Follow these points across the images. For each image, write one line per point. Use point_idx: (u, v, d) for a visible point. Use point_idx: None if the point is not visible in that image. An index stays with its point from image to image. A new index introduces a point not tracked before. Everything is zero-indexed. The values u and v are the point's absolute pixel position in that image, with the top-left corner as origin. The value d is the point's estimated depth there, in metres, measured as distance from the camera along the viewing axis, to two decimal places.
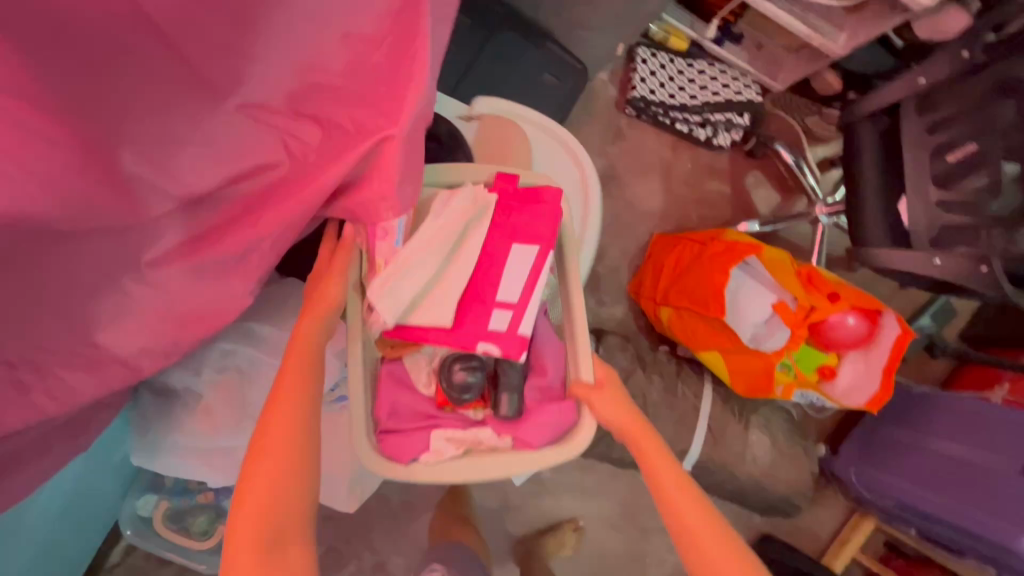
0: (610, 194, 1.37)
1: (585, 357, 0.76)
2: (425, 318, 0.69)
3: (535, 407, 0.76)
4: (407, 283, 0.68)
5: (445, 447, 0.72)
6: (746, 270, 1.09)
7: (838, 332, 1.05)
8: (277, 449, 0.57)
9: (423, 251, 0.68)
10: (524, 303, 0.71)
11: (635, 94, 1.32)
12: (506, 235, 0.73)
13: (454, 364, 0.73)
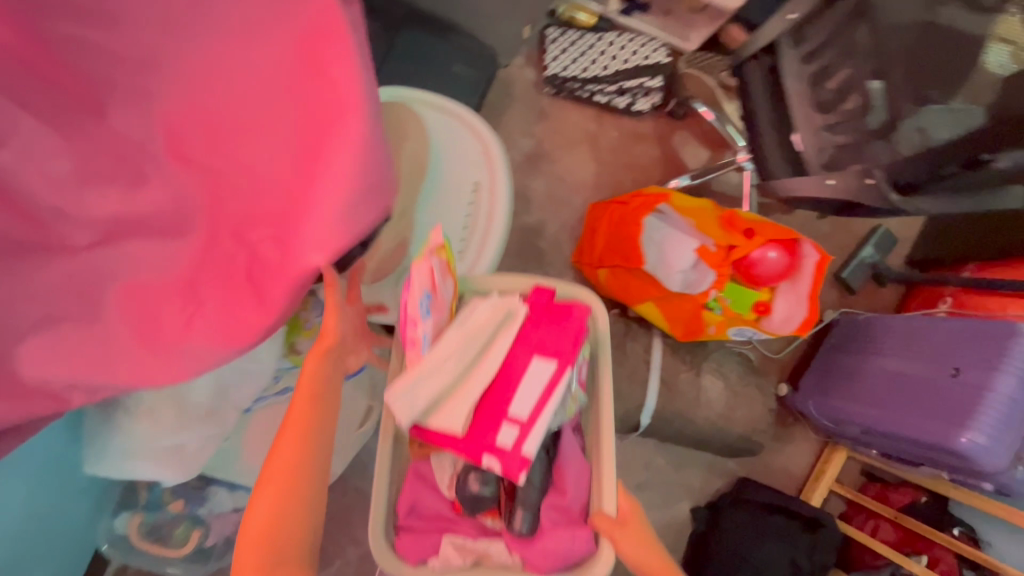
0: (542, 172, 1.42)
1: (609, 491, 0.78)
2: (440, 424, 0.73)
3: (548, 529, 0.76)
4: (424, 388, 0.72)
5: (454, 554, 0.78)
6: (663, 219, 1.14)
7: (763, 267, 1.09)
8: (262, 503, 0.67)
9: (441, 348, 0.72)
10: (531, 421, 0.71)
11: (550, 73, 1.39)
12: (530, 347, 0.76)
13: (471, 474, 0.80)
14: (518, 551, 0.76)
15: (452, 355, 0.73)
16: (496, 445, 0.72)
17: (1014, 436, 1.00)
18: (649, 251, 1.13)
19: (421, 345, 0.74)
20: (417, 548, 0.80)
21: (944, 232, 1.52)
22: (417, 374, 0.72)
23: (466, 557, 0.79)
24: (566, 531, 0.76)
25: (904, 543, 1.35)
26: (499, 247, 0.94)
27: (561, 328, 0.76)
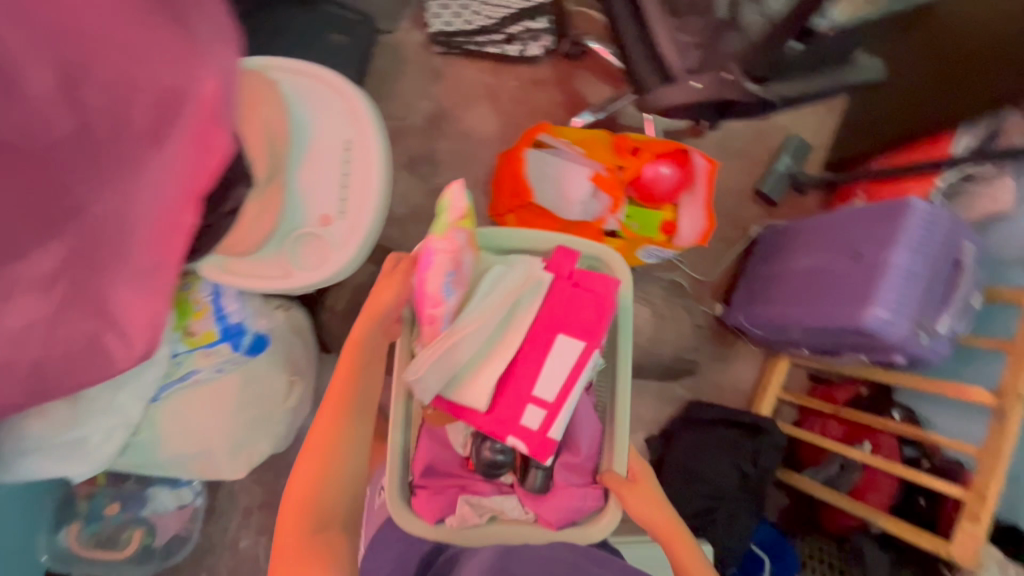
0: (447, 132, 1.42)
1: (620, 450, 1.00)
2: (468, 397, 0.89)
3: (559, 487, 0.97)
4: (453, 357, 0.85)
5: (471, 511, 0.95)
6: (550, 149, 1.14)
7: (656, 182, 1.12)
8: (315, 454, 0.79)
9: (464, 332, 0.85)
10: (556, 405, 0.89)
11: (434, 30, 1.38)
12: (556, 325, 0.92)
13: (484, 443, 0.94)
14: (532, 507, 0.95)
15: (482, 332, 0.87)
16: (522, 422, 0.90)
17: (916, 303, 1.02)
18: (539, 184, 1.12)
19: (441, 323, 0.84)
20: (435, 507, 0.96)
21: (852, 131, 1.54)
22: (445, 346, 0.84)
23: (484, 513, 0.96)
24: (573, 488, 0.97)
25: (849, 434, 1.38)
26: (381, 199, 0.95)
27: (586, 306, 0.93)
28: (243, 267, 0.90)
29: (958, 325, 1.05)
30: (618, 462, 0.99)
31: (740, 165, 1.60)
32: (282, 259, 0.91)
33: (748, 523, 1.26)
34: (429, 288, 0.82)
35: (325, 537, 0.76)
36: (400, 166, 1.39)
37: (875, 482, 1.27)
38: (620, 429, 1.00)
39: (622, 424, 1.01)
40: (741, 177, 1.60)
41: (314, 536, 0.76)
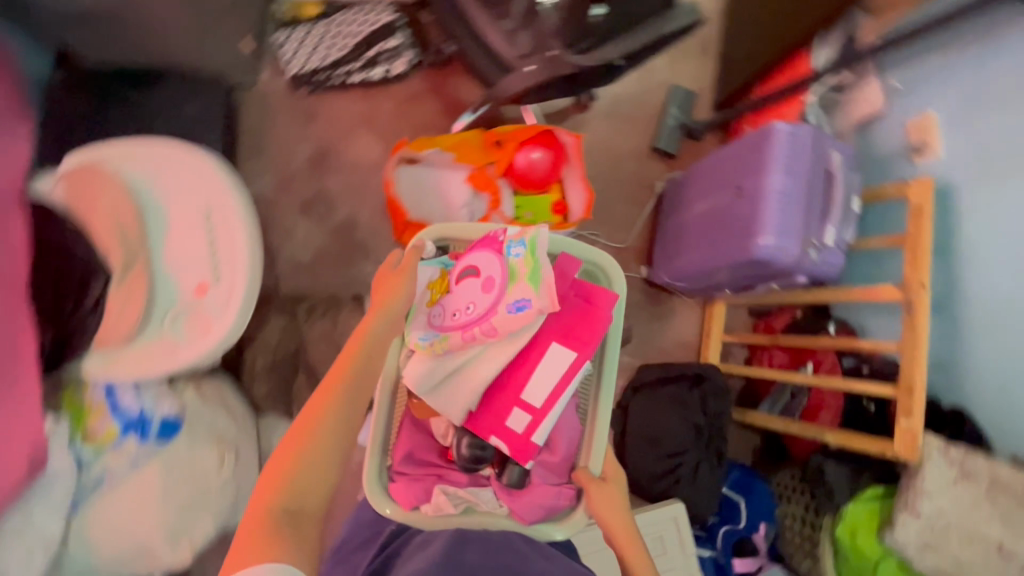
0: (334, 167, 1.42)
1: (598, 450, 0.95)
2: (456, 402, 0.91)
3: (535, 483, 0.93)
4: (470, 375, 0.91)
5: (446, 499, 0.90)
6: (422, 162, 1.14)
7: (531, 169, 1.13)
8: (309, 441, 0.70)
9: (485, 359, 0.91)
10: (544, 412, 0.90)
11: (293, 71, 1.39)
12: (554, 331, 0.92)
13: (467, 438, 0.93)
14: (507, 501, 0.90)
15: (494, 357, 0.91)
16: (510, 426, 0.91)
17: (798, 222, 1.05)
18: (421, 202, 1.14)
19: (468, 340, 0.89)
20: (411, 495, 0.92)
21: (731, 68, 1.57)
22: (464, 368, 0.91)
23: (459, 503, 0.90)
24: (550, 485, 0.93)
25: (793, 359, 1.40)
26: (253, 257, 0.94)
27: (587, 318, 0.92)
28: (128, 357, 0.87)
29: (843, 234, 1.08)
30: (594, 462, 0.94)
31: (632, 128, 1.61)
32: (166, 339, 0.89)
33: (711, 471, 1.29)
34: (502, 327, 0.88)
35: (293, 524, 0.65)
36: (295, 212, 1.39)
37: (823, 401, 1.28)
38: (599, 431, 0.96)
39: (603, 426, 0.96)
40: (636, 139, 1.61)
41: (281, 522, 0.65)
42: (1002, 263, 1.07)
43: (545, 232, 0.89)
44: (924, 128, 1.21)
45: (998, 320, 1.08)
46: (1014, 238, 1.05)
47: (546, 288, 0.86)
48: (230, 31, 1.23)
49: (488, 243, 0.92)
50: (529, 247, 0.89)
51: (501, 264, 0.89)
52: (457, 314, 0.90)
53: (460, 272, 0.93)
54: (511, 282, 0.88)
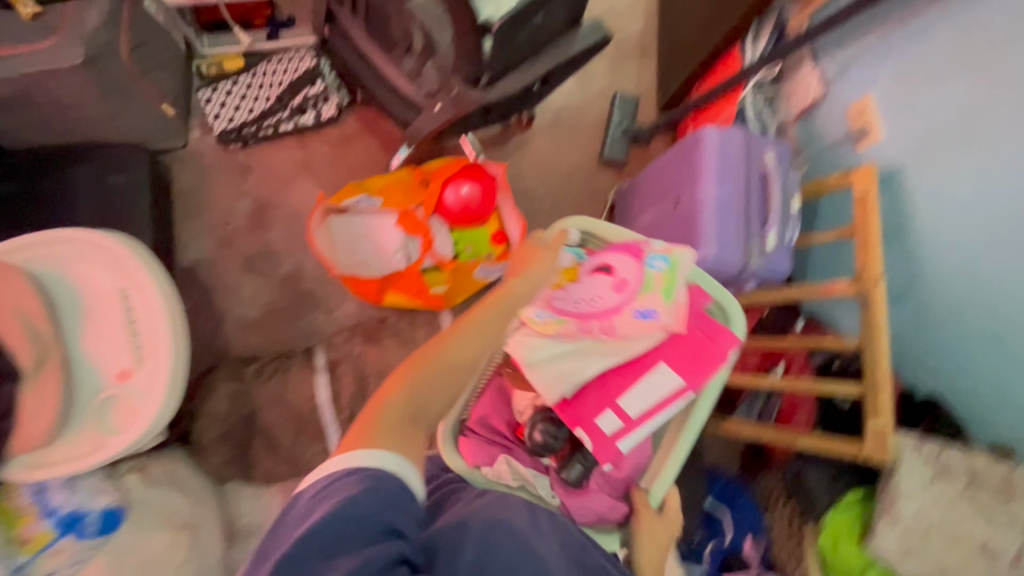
0: (275, 219, 1.38)
1: (664, 478, 0.94)
2: (551, 383, 0.91)
3: (593, 489, 0.98)
4: (563, 362, 0.91)
5: (506, 471, 0.93)
6: (351, 211, 1.12)
7: (461, 205, 1.10)
8: (429, 371, 0.66)
9: (591, 354, 0.92)
10: (638, 421, 0.92)
11: (219, 130, 1.34)
12: (666, 353, 0.92)
13: (543, 425, 0.98)
14: (563, 495, 0.97)
15: (588, 356, 0.92)
16: (598, 425, 0.92)
17: (736, 228, 1.02)
18: (354, 249, 1.12)
19: (574, 333, 0.90)
20: (476, 455, 0.94)
21: (672, 68, 1.53)
22: (561, 351, 0.91)
23: (516, 480, 0.93)
24: (608, 496, 0.98)
25: (765, 360, 1.35)
26: (175, 335, 0.91)
27: (706, 349, 0.92)
28: (53, 456, 0.87)
29: (786, 234, 1.04)
30: (659, 485, 0.94)
31: (578, 140, 1.57)
32: (93, 434, 0.87)
33: (692, 488, 1.24)
34: (621, 330, 0.90)
35: (403, 433, 0.62)
36: (239, 270, 1.35)
37: (797, 403, 1.24)
38: (669, 460, 0.95)
39: (677, 459, 0.94)
40: (583, 151, 1.57)
41: (393, 423, 0.62)
42: (954, 244, 1.03)
43: (688, 257, 0.90)
44: (864, 111, 1.18)
45: (957, 302, 1.05)
46: (960, 217, 1.01)
47: (676, 307, 0.89)
48: (148, 96, 1.19)
49: (629, 248, 0.93)
50: (670, 261, 0.90)
51: (639, 271, 0.90)
52: (582, 303, 0.91)
53: (590, 265, 0.93)
54: (644, 291, 0.89)
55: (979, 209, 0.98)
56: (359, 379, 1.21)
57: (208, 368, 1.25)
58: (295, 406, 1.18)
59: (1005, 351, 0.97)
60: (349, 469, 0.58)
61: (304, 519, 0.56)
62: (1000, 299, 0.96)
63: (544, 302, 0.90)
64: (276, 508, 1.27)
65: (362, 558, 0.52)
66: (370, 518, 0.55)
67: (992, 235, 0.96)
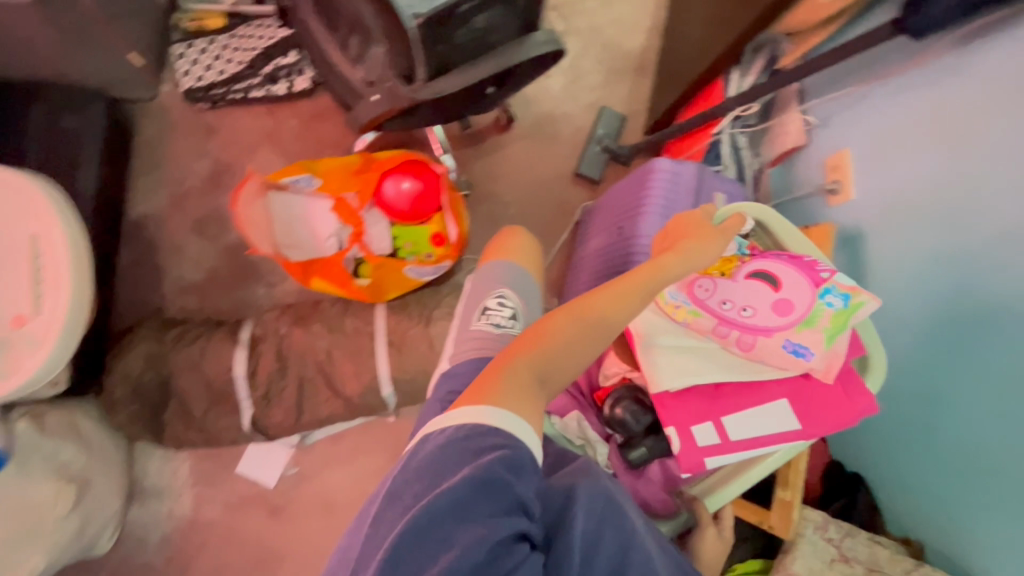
0: (231, 185, 1.36)
1: (721, 496, 0.92)
2: (671, 377, 0.89)
3: (654, 475, 0.98)
4: (681, 358, 0.90)
5: (575, 428, 1.00)
6: (286, 191, 1.09)
7: (397, 199, 1.07)
8: (579, 332, 0.64)
9: (710, 358, 0.90)
10: (732, 444, 0.87)
11: (188, 88, 1.33)
12: (793, 392, 0.88)
13: (628, 403, 0.94)
14: (614, 462, 0.99)
15: (708, 359, 0.90)
16: (697, 436, 0.88)
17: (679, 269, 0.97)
18: (285, 229, 1.10)
19: (701, 330, 0.91)
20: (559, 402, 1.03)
21: (665, 88, 1.47)
22: (680, 346, 0.91)
23: (579, 437, 0.99)
24: (661, 491, 0.97)
25: None
26: (77, 292, 0.90)
27: (847, 406, 0.85)
28: None
29: None
30: (718, 497, 0.92)
31: (557, 151, 1.53)
32: None
33: None
34: (760, 352, 0.88)
35: (525, 393, 0.61)
36: (187, 230, 1.34)
37: None
38: (734, 483, 0.91)
39: (740, 484, 0.91)
40: (560, 163, 1.53)
41: (521, 373, 0.62)
42: (911, 312, 0.96)
43: (873, 306, 0.83)
44: (839, 166, 1.11)
45: (901, 375, 0.98)
46: (915, 287, 0.95)
47: (832, 353, 0.85)
48: (112, 42, 1.17)
49: (804, 267, 0.89)
50: (848, 304, 0.84)
51: (809, 301, 0.87)
52: (724, 303, 0.90)
53: (749, 271, 0.91)
54: (804, 325, 0.86)
55: (935, 277, 0.91)
56: (280, 359, 1.19)
57: (135, 324, 1.24)
58: (208, 377, 1.17)
59: (944, 434, 0.89)
60: (487, 428, 0.58)
61: (437, 472, 0.56)
62: (944, 376, 0.89)
63: (686, 290, 0.92)
64: (183, 473, 1.26)
65: (490, 528, 0.52)
66: (500, 483, 0.54)
67: (944, 302, 0.90)
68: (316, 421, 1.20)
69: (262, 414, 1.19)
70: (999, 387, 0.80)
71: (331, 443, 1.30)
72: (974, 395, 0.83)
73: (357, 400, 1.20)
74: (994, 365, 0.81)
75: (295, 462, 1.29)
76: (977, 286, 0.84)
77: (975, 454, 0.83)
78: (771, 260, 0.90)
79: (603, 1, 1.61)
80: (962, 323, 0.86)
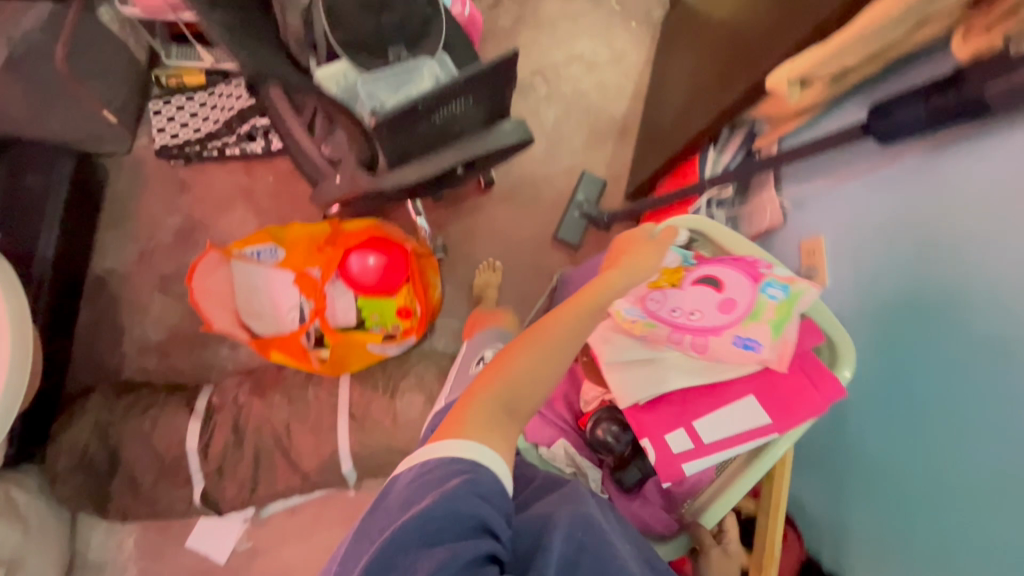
0: (201, 242, 1.34)
1: (718, 508, 0.91)
2: (631, 390, 0.88)
3: (651, 498, 0.98)
4: (642, 370, 0.89)
5: (562, 456, 1.00)
6: (243, 261, 1.06)
7: (362, 274, 1.05)
8: (537, 349, 0.67)
9: (672, 368, 0.88)
10: (707, 449, 0.84)
11: (161, 144, 1.31)
12: (755, 385, 0.86)
13: (613, 424, 0.95)
14: (609, 488, 0.99)
15: (671, 366, 0.89)
16: (668, 443, 0.85)
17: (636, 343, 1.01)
18: (247, 299, 1.07)
19: (657, 339, 0.90)
20: (542, 432, 1.04)
21: (646, 156, 1.47)
22: (642, 357, 0.90)
23: (569, 466, 0.99)
24: (661, 511, 0.98)
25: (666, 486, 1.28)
26: (13, 382, 0.91)
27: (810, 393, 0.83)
28: None
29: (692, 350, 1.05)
30: (716, 508, 0.91)
31: (536, 213, 1.52)
32: None
33: None
34: (716, 352, 0.86)
35: (487, 426, 0.63)
36: (152, 288, 1.30)
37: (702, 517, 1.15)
38: (731, 488, 0.90)
39: (734, 495, 0.90)
40: (539, 226, 1.51)
41: (483, 411, 0.63)
42: (889, 405, 0.91)
43: (813, 293, 0.84)
44: (814, 251, 1.09)
45: (886, 422, 0.91)
46: (891, 380, 0.91)
47: (781, 342, 0.84)
48: (84, 102, 1.16)
49: (745, 266, 0.90)
50: (789, 295, 0.85)
51: (751, 295, 0.87)
52: (676, 311, 0.89)
53: (693, 275, 0.92)
54: (751, 319, 0.86)
55: (924, 298, 0.86)
56: (236, 430, 1.14)
57: (90, 387, 1.20)
58: (159, 449, 1.12)
59: (939, 523, 0.80)
60: (458, 460, 0.59)
61: (405, 504, 0.57)
62: (929, 477, 0.82)
63: (638, 301, 0.92)
64: (128, 547, 1.20)
65: (456, 549, 0.53)
66: (467, 506, 0.55)
67: (931, 326, 0.84)
68: (271, 495, 1.15)
69: (213, 488, 1.13)
70: (998, 396, 0.73)
71: (287, 516, 1.24)
72: (970, 474, 0.76)
73: (315, 474, 1.15)
74: (986, 413, 0.75)
75: (248, 536, 1.23)
76: (967, 348, 0.78)
77: (984, 489, 0.74)
78: (713, 264, 0.92)
79: (587, 66, 1.63)
80: (949, 390, 0.80)
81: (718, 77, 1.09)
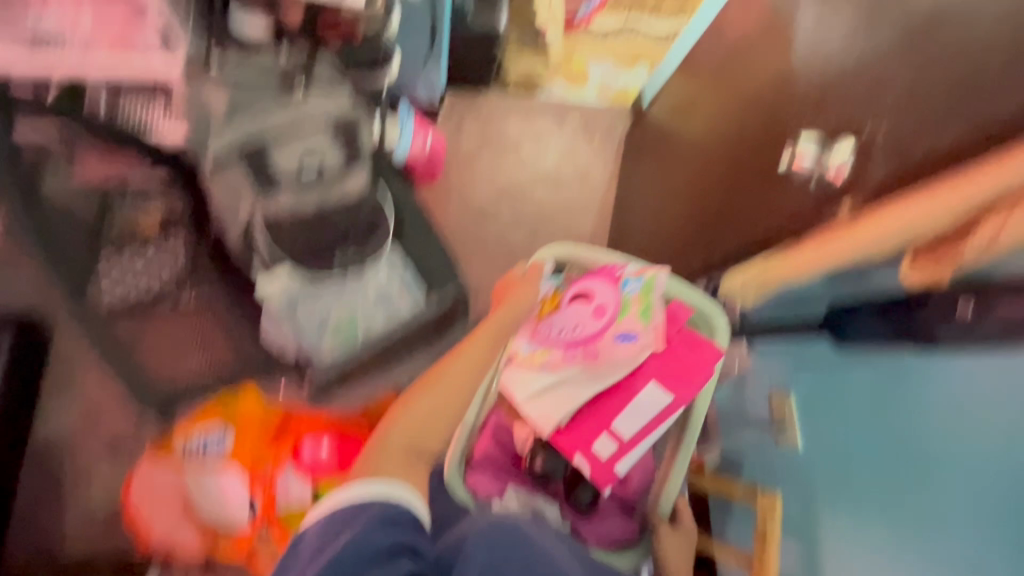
0: None
1: (672, 489, 0.96)
2: (545, 415, 0.91)
3: (606, 514, 1.00)
4: (550, 391, 0.92)
5: (516, 505, 0.96)
6: (190, 460, 1.04)
7: (315, 464, 1.03)
8: (439, 387, 0.82)
9: (577, 382, 0.92)
10: (629, 443, 0.90)
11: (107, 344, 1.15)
12: (650, 371, 0.91)
13: (543, 453, 0.98)
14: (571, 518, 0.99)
15: (574, 377, 0.93)
16: (595, 454, 0.90)
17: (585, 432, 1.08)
18: (193, 491, 1.03)
19: (555, 361, 0.92)
20: (485, 486, 0.99)
21: None
22: (549, 382, 0.92)
23: (524, 509, 0.97)
24: (619, 520, 1.00)
25: None
26: None
27: (692, 360, 0.90)
28: None
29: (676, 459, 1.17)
30: (667, 495, 0.96)
31: None
32: None
33: None
34: (605, 353, 0.91)
35: (404, 458, 0.73)
36: (101, 453, 1.23)
37: None
38: (673, 474, 0.96)
39: (678, 479, 0.96)
40: None
41: (393, 452, 0.72)
42: None
43: (664, 276, 0.91)
44: (783, 410, 1.03)
45: (865, 545, 0.84)
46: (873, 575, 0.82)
47: (655, 327, 0.90)
48: None
49: (603, 273, 0.95)
50: (645, 282, 0.91)
51: (615, 295, 0.92)
52: (563, 334, 0.93)
53: (569, 293, 0.96)
54: (621, 315, 0.91)
55: (915, 424, 0.78)
56: None
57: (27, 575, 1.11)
58: None
59: None
60: (364, 502, 0.64)
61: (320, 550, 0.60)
62: None
63: (528, 335, 0.96)
64: None
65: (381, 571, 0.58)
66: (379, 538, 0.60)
67: (924, 456, 0.76)
68: None
69: None
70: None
71: None
72: None
73: None
74: None
75: None
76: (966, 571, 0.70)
77: None
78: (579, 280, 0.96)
79: (553, 184, 1.63)
80: None
81: (675, 225, 1.19)
